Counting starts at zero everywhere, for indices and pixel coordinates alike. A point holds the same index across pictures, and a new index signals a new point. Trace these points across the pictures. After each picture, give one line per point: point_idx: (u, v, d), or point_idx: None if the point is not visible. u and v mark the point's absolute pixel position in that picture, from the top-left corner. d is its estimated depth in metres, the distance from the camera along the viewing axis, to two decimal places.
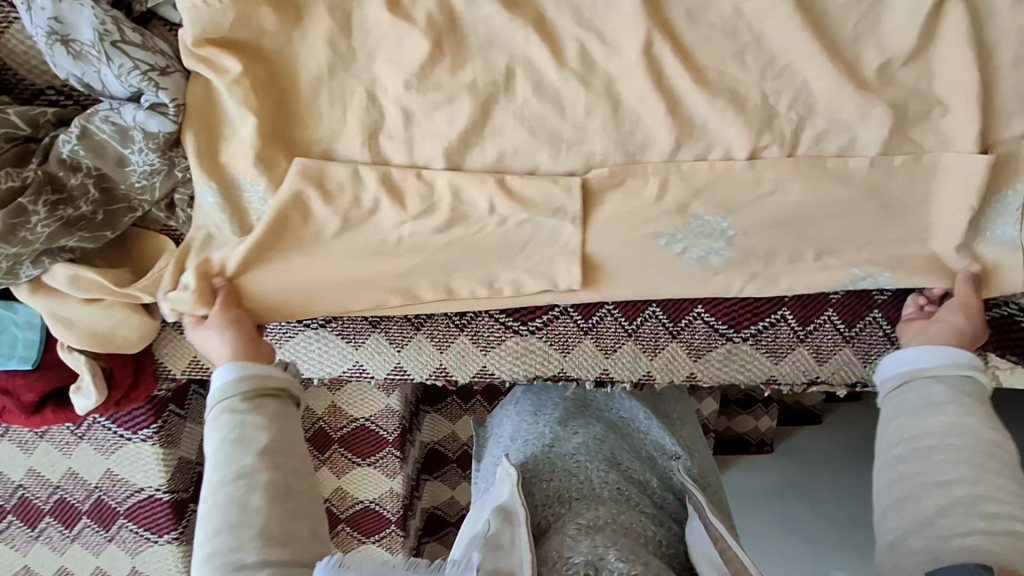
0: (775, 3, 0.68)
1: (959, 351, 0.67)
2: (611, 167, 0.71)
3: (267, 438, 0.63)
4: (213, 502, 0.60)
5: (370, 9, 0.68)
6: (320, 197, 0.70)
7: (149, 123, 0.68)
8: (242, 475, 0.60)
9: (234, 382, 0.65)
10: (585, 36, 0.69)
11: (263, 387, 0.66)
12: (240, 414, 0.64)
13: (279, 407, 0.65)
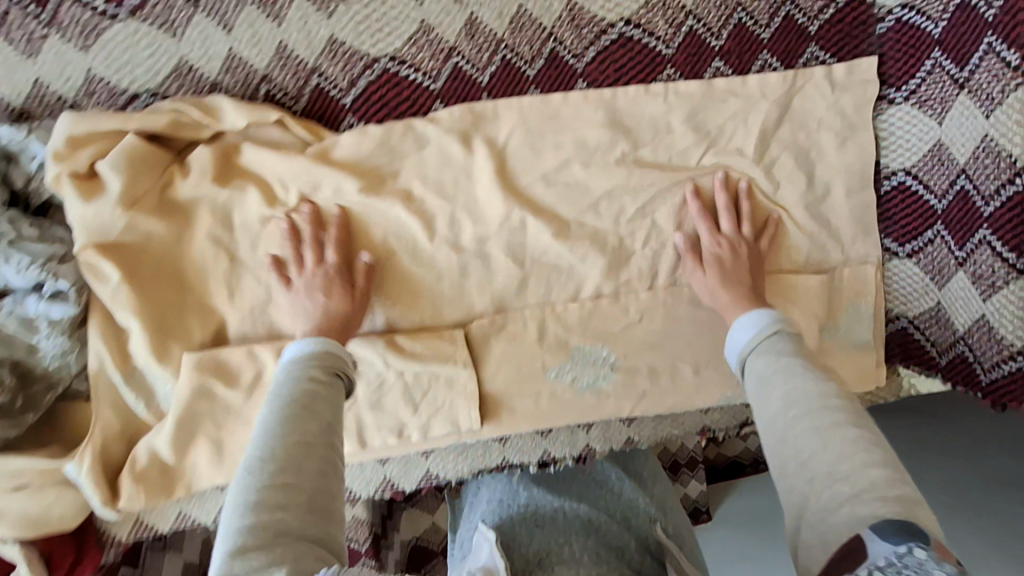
0: (612, 142, 0.76)
1: (764, 320, 0.65)
2: (489, 317, 0.81)
3: (314, 400, 0.58)
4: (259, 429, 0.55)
5: (249, 205, 0.74)
6: (223, 383, 0.77)
7: (52, 311, 0.70)
8: (292, 424, 0.54)
9: (311, 351, 0.64)
10: (452, 209, 0.77)
11: (326, 361, 0.63)
12: (299, 372, 0.61)
13: (336, 384, 0.62)
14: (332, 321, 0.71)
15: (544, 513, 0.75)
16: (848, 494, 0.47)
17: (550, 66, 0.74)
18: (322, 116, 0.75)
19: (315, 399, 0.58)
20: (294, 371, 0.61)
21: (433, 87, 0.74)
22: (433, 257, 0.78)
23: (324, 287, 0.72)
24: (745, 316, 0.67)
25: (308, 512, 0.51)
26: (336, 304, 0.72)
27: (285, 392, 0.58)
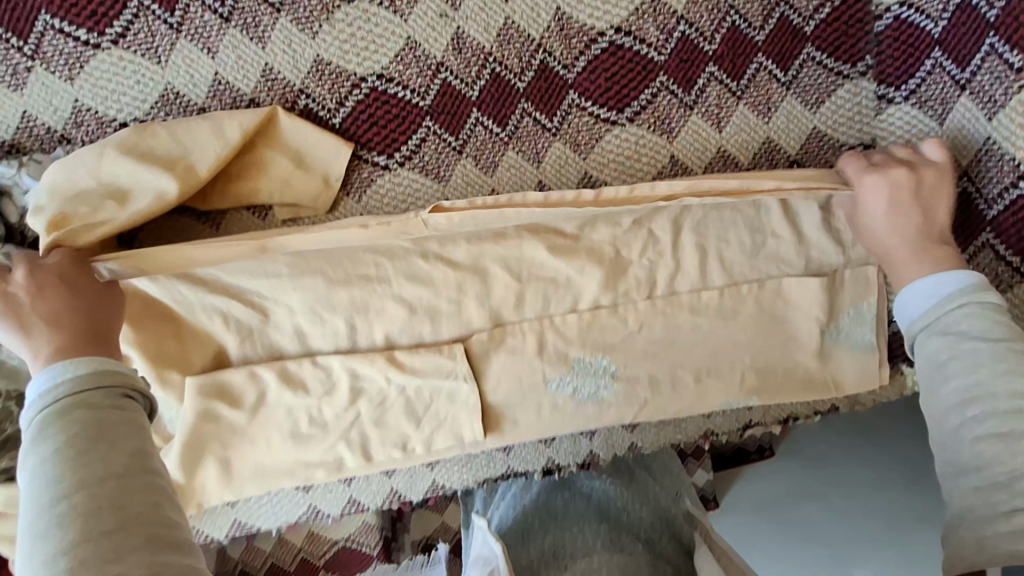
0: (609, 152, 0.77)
1: (963, 285, 0.60)
2: (488, 331, 0.81)
3: (93, 437, 0.45)
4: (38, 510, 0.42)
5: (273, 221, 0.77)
6: (228, 405, 0.78)
7: None
8: (85, 485, 0.42)
9: (66, 379, 0.48)
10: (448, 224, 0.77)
11: (98, 383, 0.48)
12: (67, 410, 0.46)
13: (114, 399, 0.48)
14: (67, 321, 0.56)
15: (554, 507, 0.82)
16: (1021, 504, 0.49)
17: (539, 78, 0.73)
18: None
19: (95, 439, 0.45)
20: (51, 417, 0.46)
21: (421, 104, 0.73)
22: (429, 273, 0.79)
23: (51, 297, 0.58)
24: (936, 277, 0.63)
25: (139, 569, 0.40)
26: (60, 301, 0.58)
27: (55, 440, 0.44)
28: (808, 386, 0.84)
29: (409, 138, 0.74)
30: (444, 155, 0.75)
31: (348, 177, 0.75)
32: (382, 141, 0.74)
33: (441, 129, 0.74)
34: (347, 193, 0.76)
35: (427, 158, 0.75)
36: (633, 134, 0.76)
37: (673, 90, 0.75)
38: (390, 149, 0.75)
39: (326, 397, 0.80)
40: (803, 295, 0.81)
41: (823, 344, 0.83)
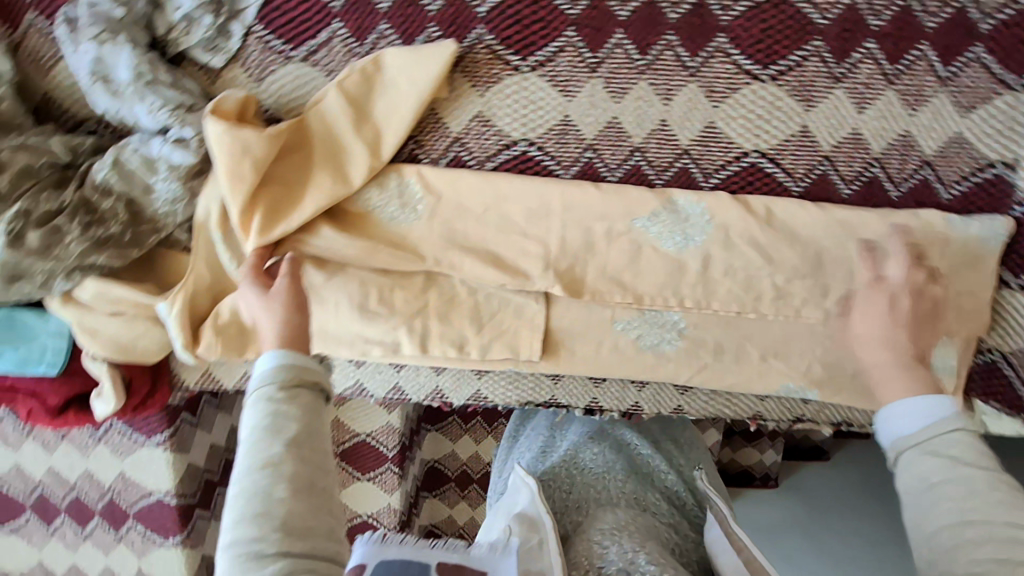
0: (744, 108, 0.74)
1: (943, 408, 0.58)
2: (568, 260, 0.80)
3: (291, 440, 0.58)
4: (244, 485, 0.56)
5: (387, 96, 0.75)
6: (314, 265, 0.83)
7: (173, 156, 0.74)
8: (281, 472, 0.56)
9: (274, 371, 0.62)
10: (564, 141, 0.77)
11: (295, 379, 0.61)
12: (276, 400, 0.60)
13: (310, 400, 0.61)
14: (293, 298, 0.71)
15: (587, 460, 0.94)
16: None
17: (694, 13, 0.72)
18: (452, 21, 0.74)
19: (291, 440, 0.58)
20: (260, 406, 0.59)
21: (570, 13, 0.73)
22: (528, 187, 0.78)
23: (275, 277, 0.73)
24: (914, 398, 0.60)
25: (307, 545, 0.54)
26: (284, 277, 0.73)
27: (265, 431, 0.58)
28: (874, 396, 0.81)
29: (548, 45, 0.74)
30: (577, 69, 0.75)
31: (478, 69, 0.76)
32: (520, 41, 0.74)
33: (582, 42, 0.74)
34: (472, 85, 0.76)
35: (560, 69, 0.75)
36: (773, 94, 0.73)
37: (825, 58, 0.72)
38: (526, 51, 0.75)
39: (403, 280, 0.83)
40: None
41: None
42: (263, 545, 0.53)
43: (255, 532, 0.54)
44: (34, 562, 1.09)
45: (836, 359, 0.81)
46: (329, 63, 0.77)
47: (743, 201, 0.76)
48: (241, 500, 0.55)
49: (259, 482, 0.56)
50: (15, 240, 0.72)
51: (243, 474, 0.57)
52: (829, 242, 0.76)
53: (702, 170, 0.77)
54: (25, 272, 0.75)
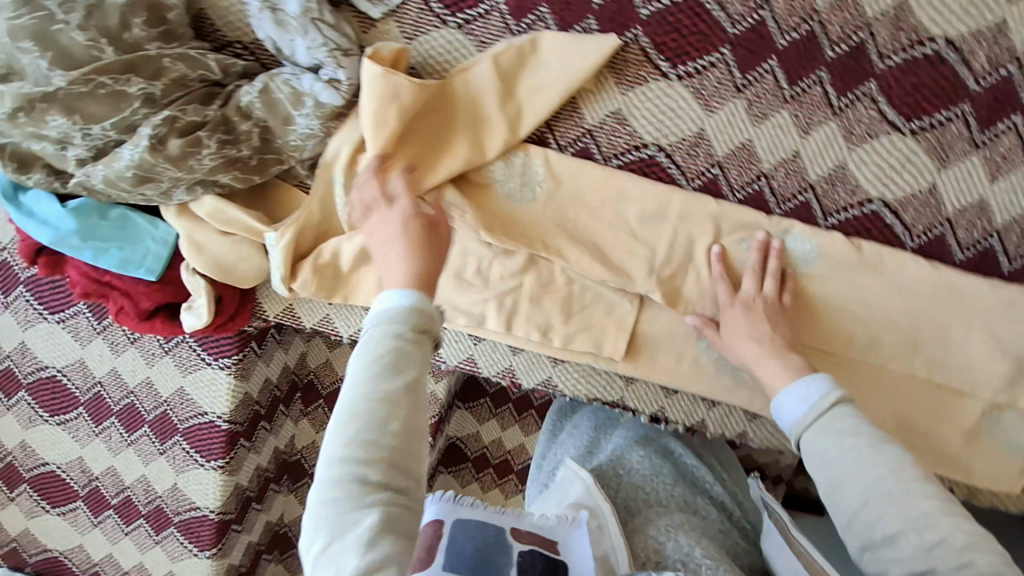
0: (878, 156, 0.75)
1: (820, 386, 0.62)
2: (671, 268, 0.81)
3: (400, 390, 0.58)
4: (351, 417, 0.57)
5: (537, 77, 0.78)
6: None
7: (322, 94, 0.75)
8: (393, 408, 0.57)
9: (401, 308, 0.60)
10: (694, 153, 0.78)
11: (413, 324, 0.60)
12: (393, 344, 0.58)
13: (429, 349, 0.60)
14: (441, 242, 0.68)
15: (633, 460, 0.91)
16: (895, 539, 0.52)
17: (851, 55, 0.72)
18: (613, 18, 0.75)
19: (401, 388, 0.58)
20: (381, 339, 0.59)
21: (729, 31, 0.74)
22: (649, 190, 0.80)
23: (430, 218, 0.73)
24: (794, 384, 0.64)
25: (402, 478, 0.57)
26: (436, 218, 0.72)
27: (379, 373, 0.58)
28: (945, 460, 0.81)
29: (700, 58, 0.75)
30: (723, 87, 0.76)
31: (627, 68, 0.77)
32: (674, 49, 0.75)
33: (734, 62, 0.75)
34: (617, 82, 0.78)
35: (706, 83, 0.76)
36: (910, 148, 0.74)
37: (970, 123, 0.73)
38: (677, 60, 0.76)
39: (506, 256, 0.85)
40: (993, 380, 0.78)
41: (979, 427, 0.80)
42: (359, 482, 0.56)
43: (360, 454, 0.56)
44: (74, 456, 1.11)
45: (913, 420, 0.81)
46: (482, 34, 0.79)
47: (857, 245, 0.77)
48: (345, 431, 0.57)
49: (365, 422, 0.57)
50: (158, 145, 0.75)
51: (349, 406, 0.58)
52: (934, 296, 0.77)
53: (824, 207, 0.78)
54: (155, 177, 0.77)
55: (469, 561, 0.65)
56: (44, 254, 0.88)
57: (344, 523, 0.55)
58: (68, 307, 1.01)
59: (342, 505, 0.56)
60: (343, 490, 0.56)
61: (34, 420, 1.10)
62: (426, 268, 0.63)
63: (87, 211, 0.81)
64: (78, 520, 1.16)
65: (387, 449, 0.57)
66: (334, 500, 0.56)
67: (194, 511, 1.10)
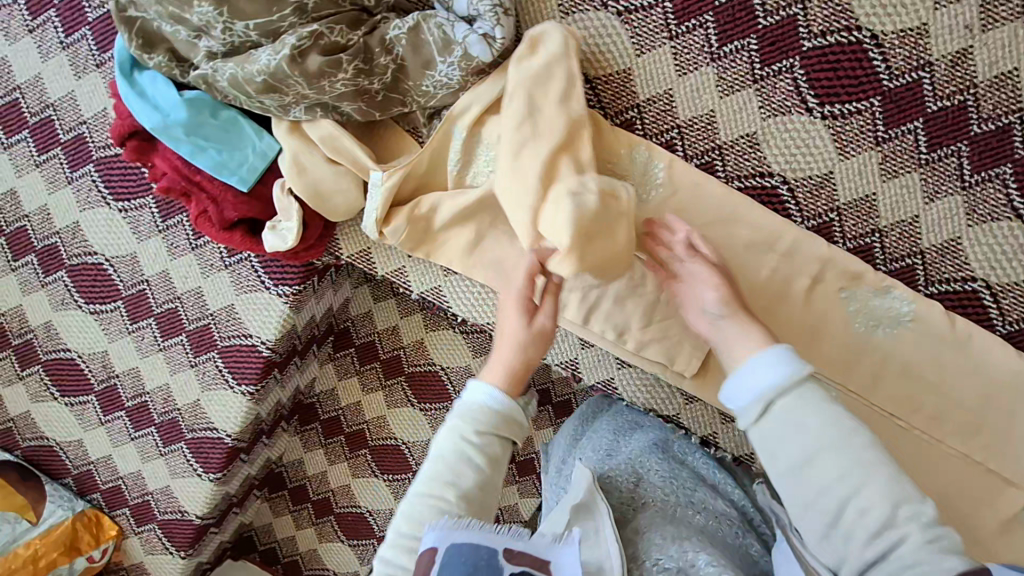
0: (993, 237, 0.76)
1: (796, 363, 0.55)
2: (764, 299, 0.81)
3: (471, 489, 0.60)
4: (418, 502, 0.61)
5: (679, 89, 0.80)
6: None
7: (474, 47, 0.73)
8: (458, 492, 0.60)
9: (479, 412, 0.62)
10: (814, 193, 0.79)
11: (495, 432, 0.62)
12: (473, 451, 0.61)
13: (498, 457, 0.62)
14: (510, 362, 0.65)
15: (665, 476, 0.76)
16: (822, 495, 0.52)
17: (996, 135, 0.73)
18: (776, 41, 0.76)
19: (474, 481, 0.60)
20: (445, 455, 0.61)
21: (886, 83, 0.74)
22: (764, 217, 0.80)
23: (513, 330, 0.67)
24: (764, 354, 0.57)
25: None
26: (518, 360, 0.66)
27: (445, 502, 0.60)
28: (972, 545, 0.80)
29: (850, 102, 0.76)
30: (863, 136, 0.76)
31: (774, 96, 0.77)
32: (826, 88, 0.76)
33: (881, 114, 0.75)
34: (761, 106, 0.78)
35: (848, 128, 0.77)
36: None
37: None
38: (826, 99, 0.76)
39: None
40: None
41: (1017, 519, 0.79)
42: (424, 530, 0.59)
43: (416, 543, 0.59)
44: (99, 349, 1.08)
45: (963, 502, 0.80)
46: (640, 26, 0.79)
47: (950, 320, 0.78)
48: (425, 487, 0.61)
49: (416, 543, 0.59)
50: (297, 57, 0.73)
51: (412, 506, 0.61)
52: (1008, 388, 0.77)
53: (927, 275, 0.79)
54: (281, 89, 0.75)
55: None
56: (136, 139, 0.84)
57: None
58: (136, 198, 0.98)
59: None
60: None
61: (66, 303, 1.07)
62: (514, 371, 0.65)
63: (200, 106, 0.79)
64: (84, 414, 1.13)
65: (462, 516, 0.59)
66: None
67: (209, 431, 1.06)
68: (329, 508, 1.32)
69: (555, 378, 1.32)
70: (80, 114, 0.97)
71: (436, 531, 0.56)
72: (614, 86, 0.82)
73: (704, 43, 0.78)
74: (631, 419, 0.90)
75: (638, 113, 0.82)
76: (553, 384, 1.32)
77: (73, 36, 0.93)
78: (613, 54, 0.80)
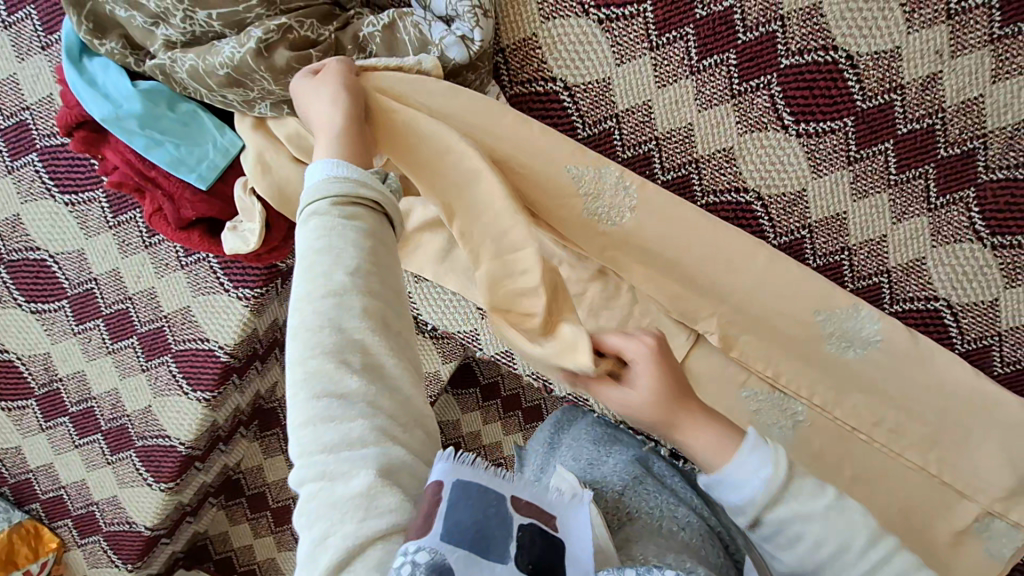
0: (951, 258, 0.78)
1: (766, 459, 0.49)
2: (734, 314, 0.80)
3: (367, 275, 0.48)
4: (301, 324, 0.47)
5: (658, 99, 0.79)
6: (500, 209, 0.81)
7: (450, 48, 0.73)
8: (348, 275, 0.47)
9: (330, 181, 0.50)
10: (786, 209, 0.80)
11: (354, 200, 0.50)
12: (340, 228, 0.48)
13: (372, 221, 0.50)
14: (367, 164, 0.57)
15: (647, 493, 0.72)
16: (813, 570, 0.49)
17: (961, 159, 0.75)
18: (756, 56, 0.76)
19: (360, 267, 0.48)
20: (315, 243, 0.48)
21: (859, 104, 0.75)
22: (740, 230, 0.79)
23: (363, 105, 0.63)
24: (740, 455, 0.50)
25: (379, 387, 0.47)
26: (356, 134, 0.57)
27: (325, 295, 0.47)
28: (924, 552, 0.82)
29: (826, 121, 0.76)
30: (836, 155, 0.77)
31: (751, 112, 0.78)
32: (803, 106, 0.76)
33: (854, 134, 0.76)
34: (738, 122, 0.78)
35: (822, 146, 0.77)
36: (985, 261, 0.77)
37: None
38: (801, 117, 0.77)
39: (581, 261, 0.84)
40: (1001, 495, 0.79)
41: (968, 529, 0.80)
42: (320, 346, 0.46)
43: (317, 368, 0.46)
44: (40, 350, 1.01)
45: (921, 516, 0.81)
46: (621, 35, 0.78)
47: (913, 337, 0.79)
48: (305, 300, 0.47)
49: (324, 377, 0.46)
50: (264, 51, 0.69)
51: (293, 332, 0.48)
52: (966, 403, 0.78)
53: (892, 294, 0.81)
54: (245, 84, 0.71)
55: (470, 535, 0.44)
56: (85, 129, 0.79)
57: (319, 554, 0.42)
58: (85, 191, 0.92)
59: (320, 480, 0.44)
60: (314, 465, 0.44)
61: (4, 301, 1.00)
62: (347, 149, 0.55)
63: (156, 98, 0.75)
64: (22, 420, 1.06)
65: (361, 321, 0.47)
66: (303, 466, 0.45)
67: (160, 439, 1.01)
68: (289, 516, 1.27)
69: (525, 384, 1.31)
70: (22, 99, 0.90)
71: (445, 461, 0.47)
72: (593, 94, 0.80)
73: (684, 55, 0.77)
74: (609, 431, 0.88)
75: (616, 124, 0.81)
76: (524, 390, 1.31)
77: (16, 15, 0.87)
78: (593, 62, 0.79)
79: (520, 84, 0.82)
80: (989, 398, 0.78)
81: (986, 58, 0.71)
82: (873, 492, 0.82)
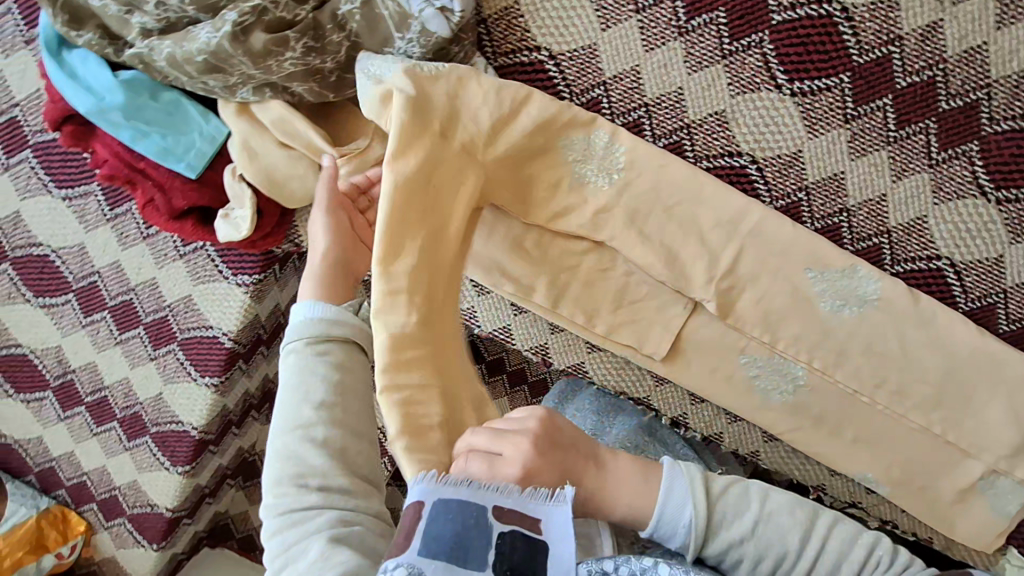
0: (953, 216, 0.76)
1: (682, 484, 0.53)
2: (732, 280, 0.79)
3: (335, 404, 0.56)
4: (279, 447, 0.55)
5: (645, 64, 0.77)
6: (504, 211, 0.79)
7: (431, 22, 0.70)
8: (319, 407, 0.55)
9: (311, 319, 0.59)
10: (780, 173, 0.78)
11: (327, 338, 0.58)
12: (314, 364, 0.57)
13: (345, 357, 0.59)
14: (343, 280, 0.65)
15: None
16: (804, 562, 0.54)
17: (964, 111, 0.72)
18: (746, 13, 0.73)
19: (335, 396, 0.56)
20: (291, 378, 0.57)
21: (855, 59, 0.72)
22: (732, 197, 0.78)
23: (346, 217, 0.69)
24: (662, 498, 0.53)
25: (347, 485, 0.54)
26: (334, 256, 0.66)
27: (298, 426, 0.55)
28: (926, 507, 0.83)
29: (821, 79, 0.74)
30: (832, 114, 0.75)
31: (742, 73, 0.76)
32: (796, 63, 0.74)
33: (850, 91, 0.74)
34: (729, 83, 0.76)
35: (818, 105, 0.75)
36: (990, 216, 0.74)
37: None
38: (795, 75, 0.74)
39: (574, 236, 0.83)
40: (1008, 455, 0.77)
41: (973, 487, 0.80)
42: (299, 459, 0.54)
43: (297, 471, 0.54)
44: (52, 344, 1.04)
45: (921, 474, 0.82)
46: None
47: (914, 298, 0.77)
48: (285, 425, 0.55)
49: (302, 475, 0.53)
50: (240, 35, 0.69)
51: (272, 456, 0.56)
52: (971, 362, 0.77)
53: (894, 255, 0.79)
54: (225, 69, 0.71)
55: (447, 545, 0.44)
56: (72, 123, 0.79)
57: None
58: (80, 185, 0.93)
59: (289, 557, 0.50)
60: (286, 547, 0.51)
61: (13, 297, 1.03)
62: (331, 281, 0.64)
63: (137, 88, 0.75)
64: (42, 411, 1.10)
65: (329, 437, 0.55)
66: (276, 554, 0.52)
67: (173, 425, 1.03)
68: None
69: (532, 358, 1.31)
70: (12, 96, 0.91)
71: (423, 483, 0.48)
72: (579, 62, 0.78)
73: (671, 16, 0.75)
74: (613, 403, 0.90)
75: (604, 92, 0.79)
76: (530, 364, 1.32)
77: None
78: (578, 28, 0.77)
79: (505, 55, 0.80)
80: (995, 358, 0.76)
81: (990, 4, 0.68)
82: (874, 453, 0.83)
